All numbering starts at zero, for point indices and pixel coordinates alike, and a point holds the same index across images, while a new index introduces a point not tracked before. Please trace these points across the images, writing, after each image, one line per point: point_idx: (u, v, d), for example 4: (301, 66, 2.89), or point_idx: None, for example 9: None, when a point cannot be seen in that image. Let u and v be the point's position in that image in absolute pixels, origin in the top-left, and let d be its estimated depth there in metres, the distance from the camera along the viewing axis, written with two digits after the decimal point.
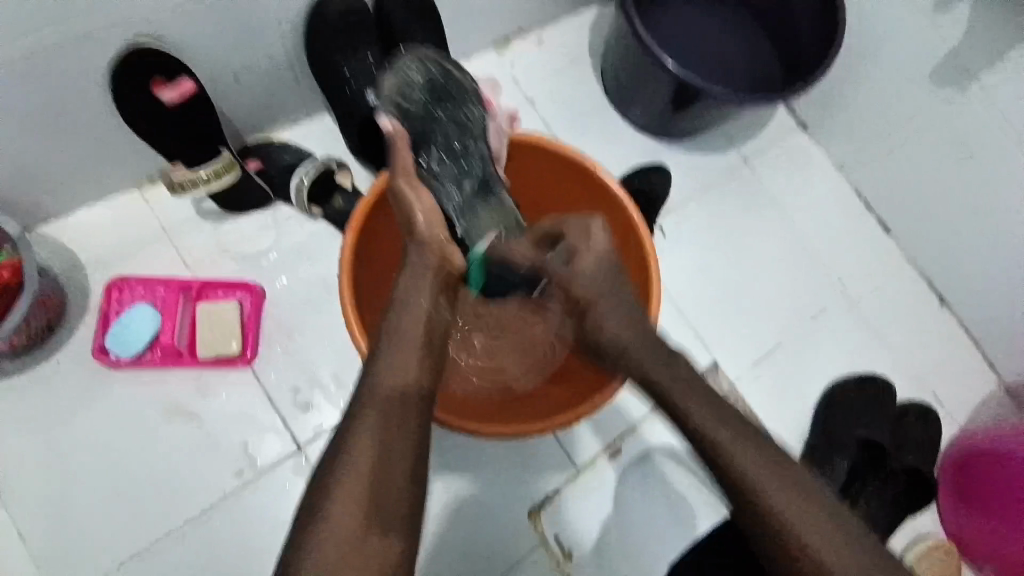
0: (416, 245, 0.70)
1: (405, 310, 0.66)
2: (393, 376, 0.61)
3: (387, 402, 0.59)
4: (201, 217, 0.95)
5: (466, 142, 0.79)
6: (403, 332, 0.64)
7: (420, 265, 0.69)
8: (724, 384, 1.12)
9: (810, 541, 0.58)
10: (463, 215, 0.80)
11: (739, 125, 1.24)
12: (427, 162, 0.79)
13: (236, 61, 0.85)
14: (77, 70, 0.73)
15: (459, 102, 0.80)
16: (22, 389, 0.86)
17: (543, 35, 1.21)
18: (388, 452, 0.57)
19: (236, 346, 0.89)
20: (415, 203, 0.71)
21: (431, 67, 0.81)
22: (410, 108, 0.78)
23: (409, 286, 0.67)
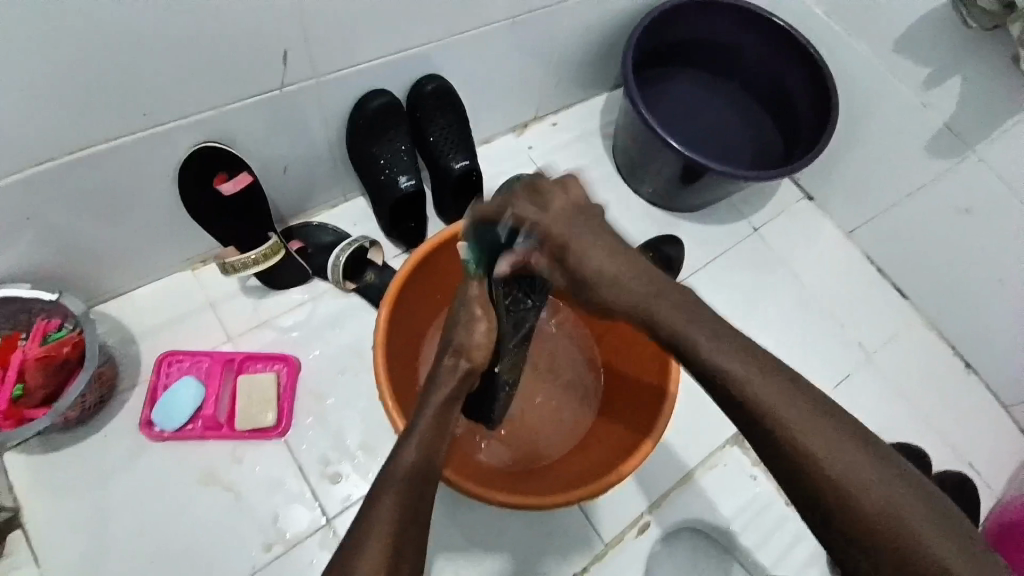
0: (465, 370, 0.68)
1: (432, 420, 0.65)
2: (414, 471, 0.61)
3: (410, 489, 0.60)
4: (244, 293, 1.02)
5: (534, 296, 0.75)
6: (428, 430, 0.65)
7: (459, 387, 0.68)
8: (751, 452, 1.10)
9: (808, 442, 0.53)
10: (506, 353, 0.74)
11: (747, 198, 1.31)
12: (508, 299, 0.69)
13: (287, 155, 0.95)
14: (149, 167, 0.82)
15: None
16: (67, 458, 0.90)
17: (558, 121, 1.32)
18: (403, 546, 0.57)
19: (271, 417, 0.93)
20: (478, 330, 0.68)
21: None
22: None
23: (442, 402, 0.66)
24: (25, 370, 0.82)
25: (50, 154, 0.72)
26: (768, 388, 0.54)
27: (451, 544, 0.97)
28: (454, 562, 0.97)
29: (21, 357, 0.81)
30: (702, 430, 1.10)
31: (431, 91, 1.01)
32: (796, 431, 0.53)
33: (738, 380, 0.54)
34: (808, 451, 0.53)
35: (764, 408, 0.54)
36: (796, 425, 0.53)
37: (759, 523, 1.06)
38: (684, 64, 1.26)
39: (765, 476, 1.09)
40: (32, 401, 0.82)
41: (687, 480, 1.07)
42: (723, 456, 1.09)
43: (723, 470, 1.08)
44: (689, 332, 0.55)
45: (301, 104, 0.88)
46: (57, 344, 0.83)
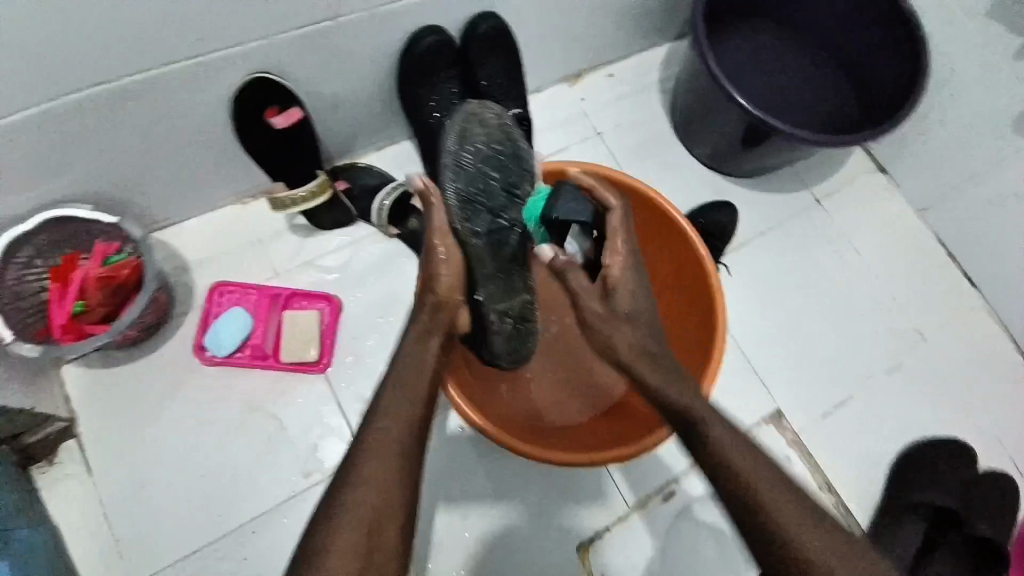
0: (432, 302, 0.72)
1: (406, 362, 0.67)
2: (389, 428, 0.62)
3: (390, 440, 0.61)
4: (291, 230, 1.04)
5: (508, 214, 0.81)
6: (402, 380, 0.66)
7: (435, 319, 0.72)
8: (788, 432, 1.08)
9: (800, 535, 0.58)
10: (488, 281, 0.80)
11: (812, 166, 1.23)
12: (466, 219, 0.79)
13: (337, 93, 0.93)
14: (200, 97, 0.82)
15: (518, 173, 0.83)
16: (120, 376, 0.94)
17: (614, 72, 1.25)
18: (381, 509, 0.57)
19: (314, 352, 0.96)
20: (444, 259, 0.73)
21: (488, 135, 0.83)
22: (463, 170, 0.80)
23: (412, 341, 0.69)
24: (85, 289, 0.85)
25: (106, 77, 0.72)
26: (783, 510, 0.60)
27: (478, 491, 1.00)
28: (480, 507, 0.99)
29: (83, 275, 0.84)
30: (739, 404, 1.08)
31: (483, 32, 0.97)
32: (771, 512, 0.59)
33: (729, 460, 0.63)
34: (769, 522, 0.59)
35: (744, 482, 0.61)
36: (765, 497, 0.60)
37: None
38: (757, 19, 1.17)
39: (801, 460, 1.07)
40: (93, 317, 0.85)
41: None
42: (757, 435, 1.07)
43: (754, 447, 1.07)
44: (695, 408, 0.68)
45: (351, 39, 0.85)
46: (116, 266, 0.86)
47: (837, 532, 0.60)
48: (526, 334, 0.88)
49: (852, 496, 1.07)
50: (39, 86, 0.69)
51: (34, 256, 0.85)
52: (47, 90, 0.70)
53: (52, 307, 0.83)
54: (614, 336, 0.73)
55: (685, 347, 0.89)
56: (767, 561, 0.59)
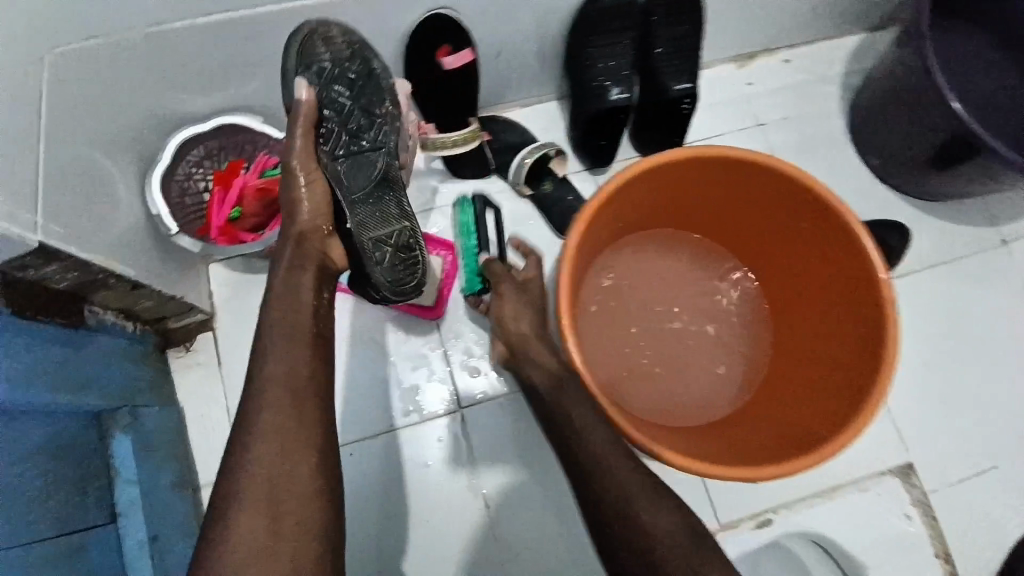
0: (296, 232, 0.70)
1: (283, 294, 0.66)
2: (278, 379, 0.61)
3: (288, 391, 0.60)
4: (427, 173, 1.03)
5: (370, 135, 0.73)
6: (277, 326, 0.64)
7: (301, 253, 0.69)
8: (914, 490, 0.97)
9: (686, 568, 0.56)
10: (357, 205, 0.72)
11: (1005, 200, 1.06)
12: (324, 141, 0.71)
13: (506, 39, 0.90)
14: (382, 25, 0.81)
15: (373, 95, 0.74)
16: (254, 283, 0.99)
17: (791, 58, 1.12)
18: (284, 465, 0.58)
19: (432, 298, 0.95)
20: (305, 189, 0.70)
21: (337, 46, 0.71)
22: (318, 77, 0.70)
23: (290, 266, 0.68)
24: (243, 197, 0.89)
25: None
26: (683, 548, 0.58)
27: None
28: None
29: (243, 183, 0.88)
30: (864, 450, 0.97)
31: None
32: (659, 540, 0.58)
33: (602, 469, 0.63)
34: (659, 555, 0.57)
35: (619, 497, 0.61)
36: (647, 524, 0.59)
37: (894, 563, 0.95)
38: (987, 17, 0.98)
39: (922, 522, 0.96)
40: (246, 225, 0.90)
41: (831, 494, 0.96)
42: (879, 484, 0.96)
43: (872, 497, 0.96)
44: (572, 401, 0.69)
45: None
46: (273, 181, 0.89)
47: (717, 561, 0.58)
48: (416, 270, 0.74)
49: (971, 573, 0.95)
50: None
51: (203, 158, 0.90)
52: None
53: (212, 208, 0.88)
54: (528, 344, 0.79)
55: (838, 381, 0.77)
56: None
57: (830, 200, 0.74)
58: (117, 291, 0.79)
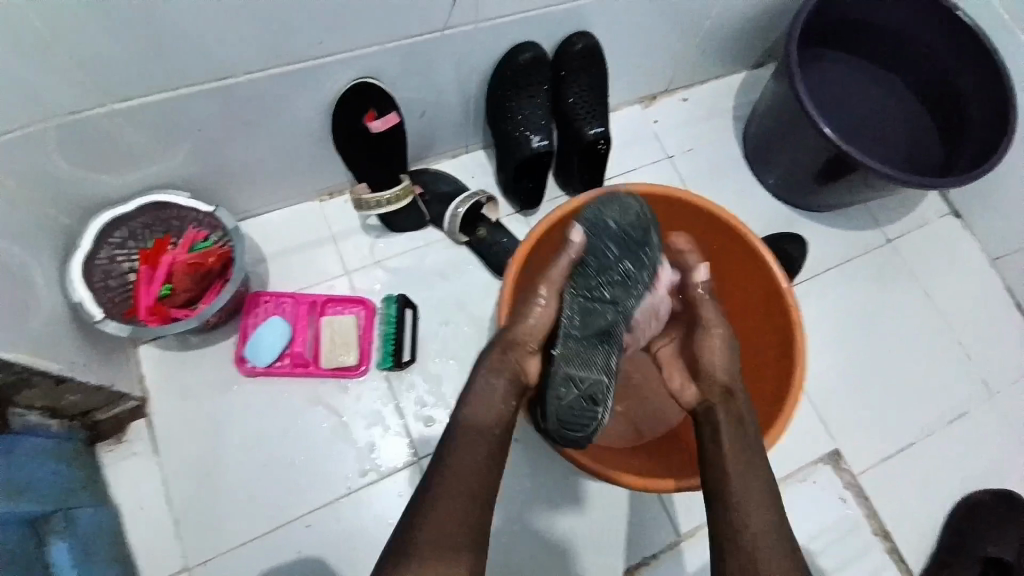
0: (505, 341, 0.71)
1: (481, 394, 0.67)
2: (457, 475, 0.61)
3: (471, 443, 0.63)
4: (363, 230, 1.05)
5: (614, 291, 0.73)
6: (472, 419, 0.65)
7: (502, 362, 0.69)
8: (845, 474, 1.05)
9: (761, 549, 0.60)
10: (569, 343, 0.71)
11: (884, 205, 1.21)
12: (579, 283, 0.74)
13: (428, 99, 0.94)
14: (307, 96, 0.83)
15: (642, 251, 0.75)
16: (191, 360, 0.95)
17: (689, 97, 1.25)
18: (463, 497, 0.60)
19: (352, 357, 0.95)
20: (538, 312, 0.72)
21: (632, 213, 0.76)
22: (600, 237, 0.74)
23: (488, 372, 0.69)
24: (172, 273, 0.87)
25: (229, 70, 0.75)
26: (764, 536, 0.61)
27: (530, 506, 0.98)
28: (532, 523, 0.98)
29: (172, 260, 0.86)
30: (800, 445, 1.05)
31: (579, 50, 0.98)
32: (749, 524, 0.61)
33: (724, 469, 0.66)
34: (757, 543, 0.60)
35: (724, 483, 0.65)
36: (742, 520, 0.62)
37: (843, 547, 1.02)
38: (848, 48, 1.14)
39: (857, 503, 1.04)
40: (176, 301, 0.87)
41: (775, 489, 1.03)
42: (814, 472, 1.05)
43: (810, 486, 1.04)
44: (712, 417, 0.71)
45: (453, 48, 0.87)
46: (204, 253, 0.88)
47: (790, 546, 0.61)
48: (597, 414, 0.72)
49: (911, 546, 1.03)
50: (166, 72, 0.71)
51: (126, 238, 0.86)
52: (172, 78, 0.72)
53: (139, 288, 0.85)
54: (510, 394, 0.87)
55: (754, 397, 0.87)
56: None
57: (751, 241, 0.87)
58: (42, 388, 0.75)
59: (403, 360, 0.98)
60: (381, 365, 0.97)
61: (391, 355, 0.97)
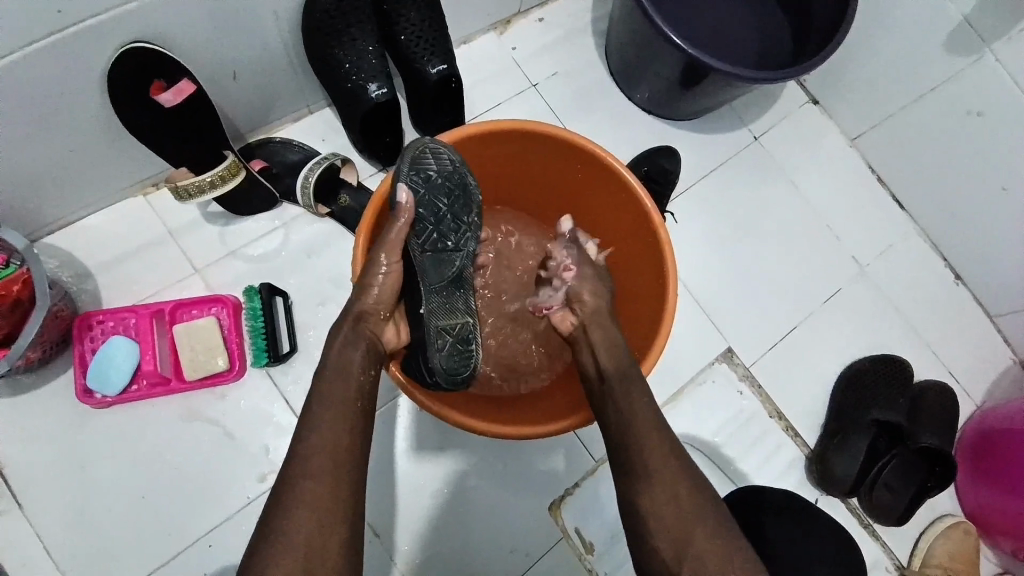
0: (355, 313, 0.68)
1: (334, 371, 0.64)
2: (316, 456, 0.58)
3: (341, 423, 0.61)
4: (206, 220, 0.94)
5: (455, 237, 0.74)
6: (334, 400, 0.62)
7: (357, 334, 0.67)
8: (739, 368, 1.11)
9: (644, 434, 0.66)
10: (432, 296, 0.72)
11: (748, 103, 1.21)
12: (417, 237, 0.72)
13: (237, 59, 0.83)
14: (77, 78, 0.71)
15: (468, 197, 0.76)
16: (35, 402, 0.85)
17: (544, 16, 1.17)
18: (332, 471, 0.58)
19: (222, 361, 0.87)
20: (383, 276, 0.70)
21: (447, 162, 0.74)
22: (426, 186, 0.72)
23: (344, 345, 0.66)
24: None
25: None
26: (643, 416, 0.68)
27: (446, 469, 0.98)
28: (452, 483, 0.98)
29: None
30: (693, 351, 1.10)
31: None
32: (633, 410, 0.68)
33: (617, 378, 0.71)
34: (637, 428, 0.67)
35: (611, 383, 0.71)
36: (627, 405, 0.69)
37: (746, 435, 1.09)
38: None
39: (754, 393, 1.11)
40: None
41: (678, 397, 1.08)
42: (712, 373, 1.10)
43: (709, 386, 1.09)
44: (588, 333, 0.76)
45: None
46: (5, 283, 0.76)
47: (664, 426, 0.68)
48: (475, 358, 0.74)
49: (804, 420, 1.11)
50: None
51: None
52: None
53: None
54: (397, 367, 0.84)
55: (637, 321, 0.89)
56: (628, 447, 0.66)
57: (617, 168, 0.84)
58: None
59: (284, 355, 0.90)
60: (256, 363, 0.89)
61: (265, 350, 0.89)
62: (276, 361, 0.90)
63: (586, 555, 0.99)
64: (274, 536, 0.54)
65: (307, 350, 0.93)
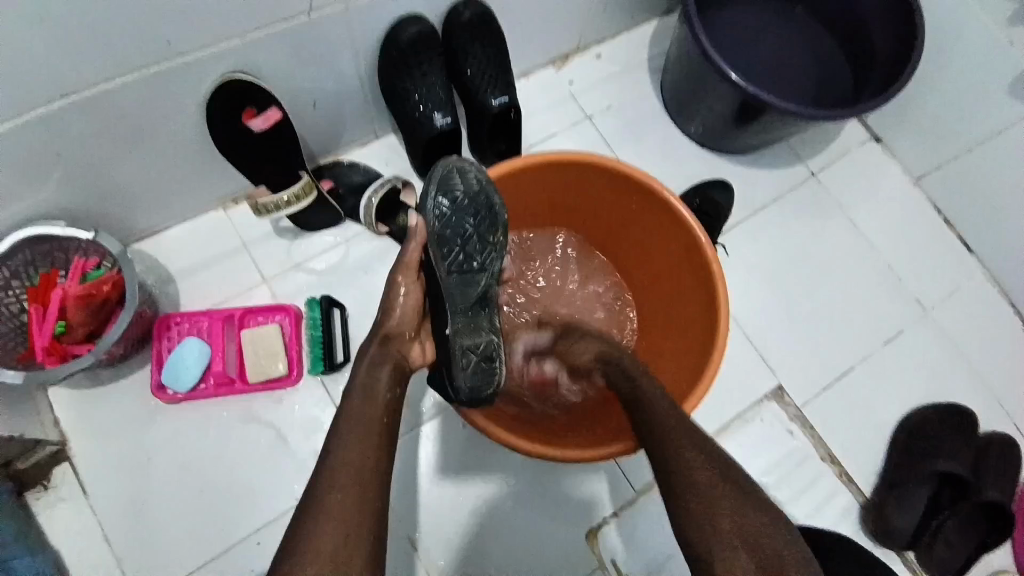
0: (383, 333, 0.74)
1: (361, 390, 0.67)
2: (346, 469, 0.59)
3: (364, 440, 0.62)
4: (277, 234, 1.01)
5: (480, 257, 0.75)
6: (359, 418, 0.64)
7: (384, 353, 0.72)
8: (789, 408, 1.07)
9: (685, 468, 0.64)
10: (457, 315, 0.73)
11: (806, 139, 1.20)
12: (443, 257, 0.73)
13: (317, 89, 0.90)
14: (179, 102, 0.78)
15: (492, 217, 0.76)
16: (114, 394, 0.92)
17: (602, 51, 1.21)
18: (358, 485, 0.59)
19: (281, 366, 0.91)
20: (402, 297, 0.76)
21: (471, 184, 0.76)
22: (449, 209, 0.74)
23: (372, 363, 0.70)
24: (65, 307, 0.82)
25: (77, 87, 0.69)
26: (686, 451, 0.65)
27: (484, 488, 0.98)
28: (489, 503, 0.98)
29: (62, 294, 0.82)
30: (740, 388, 1.07)
31: (466, 19, 0.95)
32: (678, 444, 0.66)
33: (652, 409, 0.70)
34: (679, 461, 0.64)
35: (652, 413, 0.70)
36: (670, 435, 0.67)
37: (795, 479, 1.05)
38: None
39: (804, 436, 1.07)
40: (75, 337, 0.84)
41: (722, 435, 1.05)
42: (761, 412, 1.07)
43: (758, 425, 1.06)
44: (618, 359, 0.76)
45: (331, 33, 0.82)
46: (95, 283, 0.84)
47: (709, 458, 0.65)
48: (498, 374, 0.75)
49: (859, 468, 1.06)
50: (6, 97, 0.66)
51: (11, 278, 0.82)
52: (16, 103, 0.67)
53: (33, 328, 0.81)
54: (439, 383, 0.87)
55: (686, 349, 0.89)
56: (670, 476, 0.64)
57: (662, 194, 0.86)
58: None
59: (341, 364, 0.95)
60: (312, 371, 0.94)
61: (321, 359, 0.94)
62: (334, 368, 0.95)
63: None
64: (302, 540, 0.55)
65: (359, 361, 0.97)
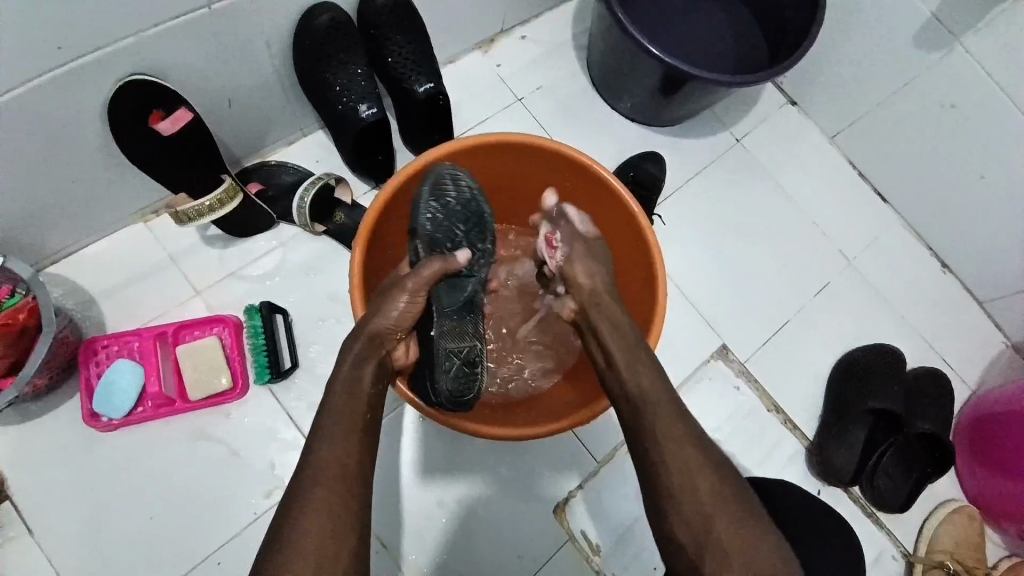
0: (371, 331, 0.67)
1: (345, 385, 0.64)
2: (330, 465, 0.57)
3: (350, 437, 0.60)
4: (206, 243, 0.96)
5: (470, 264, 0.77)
6: (343, 415, 0.61)
7: (370, 351, 0.67)
8: (733, 363, 1.13)
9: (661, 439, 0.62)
10: (444, 318, 0.72)
11: (728, 106, 1.25)
12: None
13: (229, 88, 0.86)
14: (78, 111, 0.74)
15: (480, 226, 0.80)
16: (42, 428, 0.86)
17: (527, 33, 1.21)
18: (344, 482, 0.57)
19: (225, 380, 0.89)
20: (404, 304, 0.69)
21: (465, 192, 0.80)
22: (442, 214, 0.77)
23: (357, 360, 0.66)
24: None
25: None
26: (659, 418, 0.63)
27: (450, 476, 0.99)
28: (456, 491, 0.99)
29: None
30: (688, 350, 1.11)
31: (383, 3, 0.94)
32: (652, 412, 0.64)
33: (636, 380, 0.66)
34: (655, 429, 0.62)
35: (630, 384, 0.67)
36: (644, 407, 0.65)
37: (746, 430, 1.10)
38: None
39: (750, 389, 1.12)
40: None
41: None
42: (708, 370, 1.11)
43: (707, 385, 1.11)
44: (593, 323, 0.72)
45: (238, 26, 0.78)
46: (9, 312, 0.78)
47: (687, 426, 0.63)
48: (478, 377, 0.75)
49: (802, 414, 1.13)
50: None
51: None
52: None
53: None
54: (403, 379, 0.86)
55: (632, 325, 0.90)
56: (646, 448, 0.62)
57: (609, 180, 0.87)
58: None
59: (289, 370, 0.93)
60: (258, 381, 0.91)
61: (267, 367, 0.91)
62: (280, 376, 0.91)
63: (593, 558, 1.00)
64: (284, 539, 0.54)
65: (308, 365, 0.95)
